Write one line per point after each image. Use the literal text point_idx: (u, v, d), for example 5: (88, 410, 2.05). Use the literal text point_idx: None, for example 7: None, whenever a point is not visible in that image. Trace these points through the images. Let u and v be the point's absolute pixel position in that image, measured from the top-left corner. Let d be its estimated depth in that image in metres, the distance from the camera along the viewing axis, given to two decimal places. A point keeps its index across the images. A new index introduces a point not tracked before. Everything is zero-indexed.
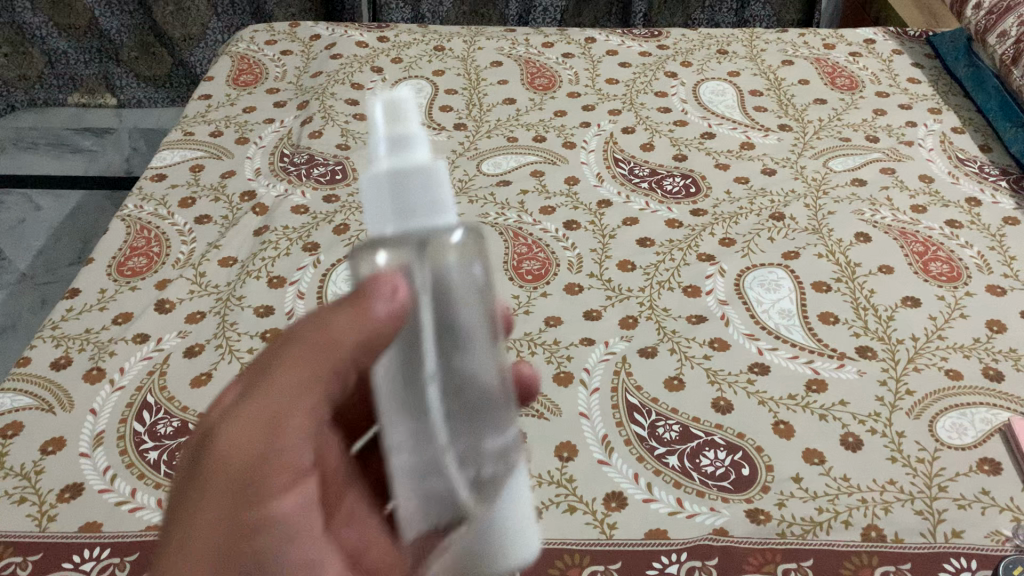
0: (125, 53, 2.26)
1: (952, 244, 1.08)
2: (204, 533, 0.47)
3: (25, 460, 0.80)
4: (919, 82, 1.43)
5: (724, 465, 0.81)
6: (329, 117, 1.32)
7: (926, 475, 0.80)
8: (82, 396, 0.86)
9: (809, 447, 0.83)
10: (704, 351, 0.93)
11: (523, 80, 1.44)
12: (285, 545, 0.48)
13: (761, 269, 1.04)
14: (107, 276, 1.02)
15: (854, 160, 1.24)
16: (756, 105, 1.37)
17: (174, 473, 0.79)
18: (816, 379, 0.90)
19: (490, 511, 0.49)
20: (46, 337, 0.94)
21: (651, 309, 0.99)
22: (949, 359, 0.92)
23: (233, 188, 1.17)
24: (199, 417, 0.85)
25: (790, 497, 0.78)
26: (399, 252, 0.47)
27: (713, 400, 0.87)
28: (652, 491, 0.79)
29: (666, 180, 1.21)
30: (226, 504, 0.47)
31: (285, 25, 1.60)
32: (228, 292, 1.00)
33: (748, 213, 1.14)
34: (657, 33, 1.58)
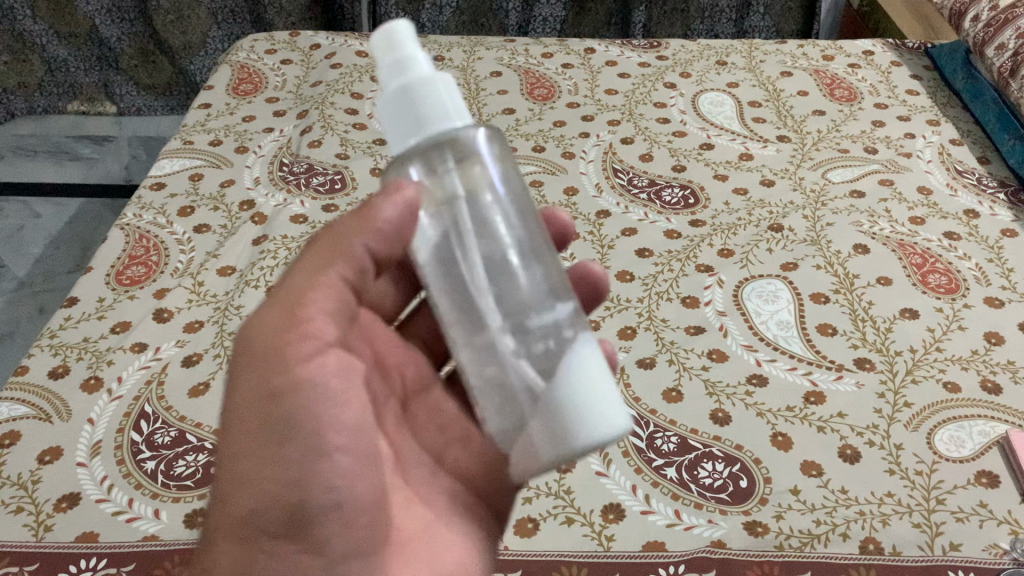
0: (126, 60, 2.27)
1: (950, 256, 1.08)
2: (243, 397, 0.56)
3: (22, 470, 0.80)
4: (917, 94, 1.44)
5: (722, 477, 0.81)
6: (329, 127, 1.32)
7: (923, 488, 0.80)
8: (80, 405, 0.86)
9: (806, 459, 0.83)
10: (702, 363, 0.93)
11: (522, 90, 1.44)
12: (314, 399, 0.55)
13: (760, 280, 1.04)
14: (105, 285, 1.02)
15: (853, 172, 1.24)
16: (755, 116, 1.37)
17: (171, 483, 0.79)
18: (814, 391, 0.90)
19: (551, 369, 0.54)
20: (44, 346, 0.94)
21: (650, 320, 0.99)
22: (947, 372, 0.92)
23: (232, 197, 1.17)
24: (196, 427, 0.85)
25: (787, 509, 0.78)
26: (428, 166, 0.57)
27: (712, 412, 0.87)
28: (650, 503, 0.79)
29: (665, 191, 1.21)
30: (255, 368, 0.56)
31: (285, 34, 1.60)
32: (226, 301, 1.00)
33: (747, 225, 1.14)
34: (657, 44, 1.59)
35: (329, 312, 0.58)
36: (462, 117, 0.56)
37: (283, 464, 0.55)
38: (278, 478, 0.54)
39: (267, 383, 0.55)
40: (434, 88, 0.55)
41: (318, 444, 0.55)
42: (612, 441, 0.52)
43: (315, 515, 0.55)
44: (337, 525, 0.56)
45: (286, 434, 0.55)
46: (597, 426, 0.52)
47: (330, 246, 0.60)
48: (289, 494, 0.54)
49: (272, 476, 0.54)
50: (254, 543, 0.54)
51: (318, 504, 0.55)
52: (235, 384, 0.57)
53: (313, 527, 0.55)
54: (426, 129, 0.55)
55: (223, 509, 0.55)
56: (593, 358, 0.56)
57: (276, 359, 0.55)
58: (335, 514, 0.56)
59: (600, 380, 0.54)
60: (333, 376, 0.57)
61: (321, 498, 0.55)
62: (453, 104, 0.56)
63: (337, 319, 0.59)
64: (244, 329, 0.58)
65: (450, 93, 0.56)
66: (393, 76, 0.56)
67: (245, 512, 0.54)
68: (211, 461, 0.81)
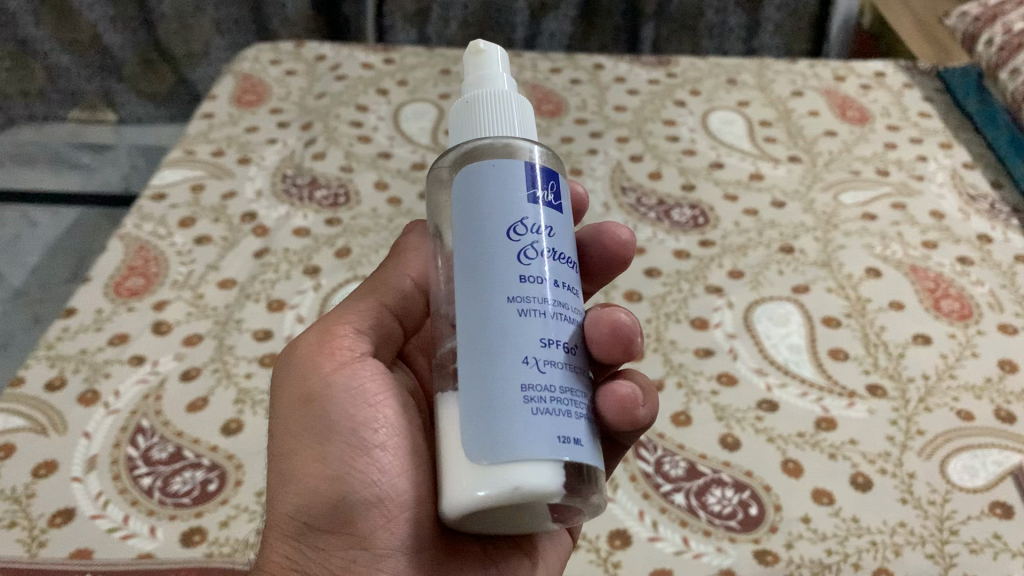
0: (128, 70, 2.26)
1: (964, 282, 1.07)
2: (287, 406, 0.60)
3: (16, 484, 0.78)
4: (929, 116, 1.43)
5: (731, 504, 0.79)
6: (333, 139, 1.31)
7: (937, 518, 0.78)
8: (76, 418, 0.85)
9: (817, 486, 0.81)
10: (711, 387, 0.91)
11: (530, 105, 1.43)
12: (350, 401, 0.58)
13: (771, 303, 1.03)
14: (103, 296, 1.00)
15: (864, 195, 1.23)
16: (765, 136, 1.36)
17: (168, 500, 0.77)
18: (825, 417, 0.88)
19: (490, 387, 0.46)
20: (40, 358, 0.92)
21: (658, 341, 0.97)
22: (960, 400, 0.90)
23: (234, 209, 1.16)
24: (194, 443, 0.83)
25: (798, 538, 0.76)
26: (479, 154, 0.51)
27: (721, 437, 0.85)
28: (658, 529, 0.77)
29: (674, 211, 1.19)
30: (296, 377, 0.60)
31: (290, 45, 1.59)
32: (226, 314, 0.98)
33: (757, 245, 1.13)
34: (666, 61, 1.57)
35: (369, 330, 0.63)
36: (527, 137, 0.52)
37: (324, 461, 0.57)
38: (317, 475, 0.57)
39: (304, 388, 0.59)
40: (503, 104, 0.53)
41: (356, 441, 0.57)
42: (532, 494, 0.43)
43: (355, 511, 0.56)
44: (378, 524, 0.56)
45: (324, 433, 0.58)
46: (516, 471, 0.43)
47: (376, 282, 0.65)
48: (329, 490, 0.56)
49: (316, 474, 0.57)
50: (301, 538, 0.57)
51: (359, 500, 0.56)
52: (278, 394, 0.61)
53: (356, 524, 0.56)
54: (481, 132, 0.52)
55: (274, 508, 0.58)
56: (496, 400, 0.45)
57: (312, 366, 0.60)
58: (376, 510, 0.56)
59: (489, 432, 0.44)
60: (367, 378, 0.59)
61: (363, 494, 0.56)
62: (519, 126, 0.52)
63: (375, 336, 0.63)
64: (292, 347, 0.64)
65: (521, 115, 0.53)
66: (471, 88, 0.54)
67: (291, 509, 0.57)
68: (210, 478, 0.79)
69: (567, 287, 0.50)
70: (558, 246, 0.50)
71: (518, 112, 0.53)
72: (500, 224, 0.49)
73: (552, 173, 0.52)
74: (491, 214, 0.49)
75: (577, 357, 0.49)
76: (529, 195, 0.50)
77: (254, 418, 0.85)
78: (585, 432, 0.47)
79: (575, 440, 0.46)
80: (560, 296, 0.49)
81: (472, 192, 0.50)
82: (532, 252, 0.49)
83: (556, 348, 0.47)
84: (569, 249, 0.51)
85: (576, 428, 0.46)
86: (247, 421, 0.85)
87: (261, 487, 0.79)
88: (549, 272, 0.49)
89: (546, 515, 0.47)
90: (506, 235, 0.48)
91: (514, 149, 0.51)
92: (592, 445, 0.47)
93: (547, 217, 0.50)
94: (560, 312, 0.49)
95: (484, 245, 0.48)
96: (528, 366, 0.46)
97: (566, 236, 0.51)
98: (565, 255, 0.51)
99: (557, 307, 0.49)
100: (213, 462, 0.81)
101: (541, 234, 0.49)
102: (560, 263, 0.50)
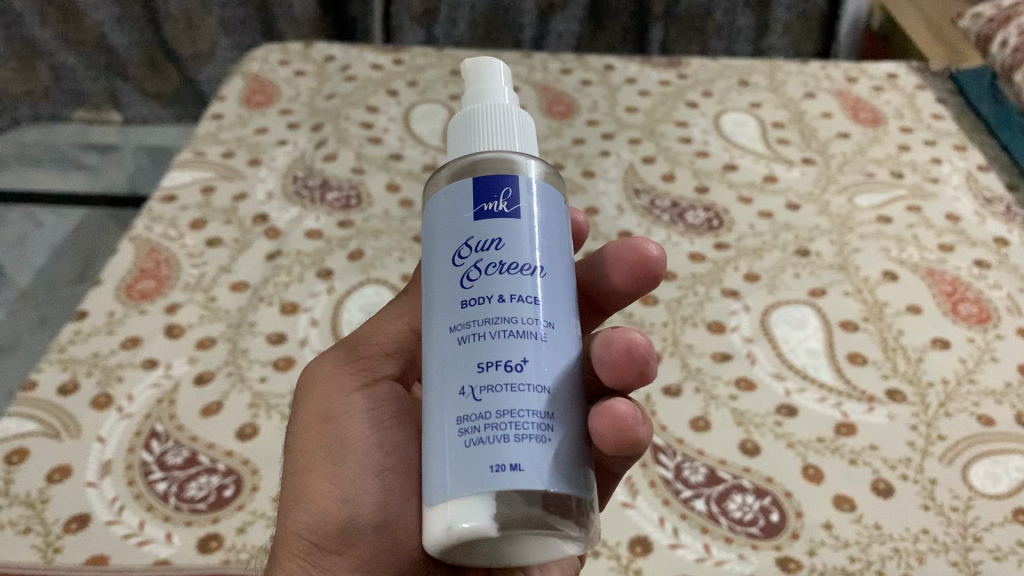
0: (134, 69, 2.24)
1: (981, 285, 1.06)
2: (305, 427, 0.61)
3: (30, 489, 0.77)
4: (942, 118, 1.42)
5: (753, 510, 0.78)
6: (344, 141, 1.30)
7: (960, 524, 0.77)
8: (89, 422, 0.84)
9: (838, 492, 0.80)
10: (730, 392, 0.90)
11: (540, 106, 1.42)
12: (366, 423, 0.59)
13: (787, 307, 1.02)
14: (115, 298, 1.00)
15: (879, 197, 1.22)
16: (778, 138, 1.35)
17: (184, 506, 0.76)
18: (845, 423, 0.87)
19: (437, 425, 0.46)
20: (52, 361, 0.91)
21: (674, 345, 0.96)
22: (981, 405, 0.89)
23: (245, 211, 1.15)
24: (209, 448, 0.82)
25: (821, 545, 0.75)
26: (472, 168, 0.50)
27: (741, 442, 0.84)
28: (679, 536, 0.76)
29: (688, 213, 1.19)
30: (317, 398, 0.62)
31: (298, 45, 1.58)
32: (239, 317, 0.97)
33: (772, 249, 1.12)
34: (677, 63, 1.56)
35: (393, 353, 0.64)
36: (525, 152, 0.51)
37: (335, 480, 0.57)
38: (329, 495, 0.56)
39: (324, 408, 0.60)
40: (501, 117, 0.52)
41: (368, 464, 0.57)
42: (454, 532, 0.43)
43: (361, 533, 0.55)
44: (382, 549, 0.56)
45: (338, 454, 0.58)
46: (443, 512, 0.44)
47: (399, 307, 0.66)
48: (338, 510, 0.56)
49: (327, 492, 0.56)
50: (307, 558, 0.55)
51: (366, 522, 0.56)
52: (298, 415, 0.62)
53: (361, 547, 0.55)
54: (477, 147, 0.51)
55: (282, 528, 0.57)
56: (439, 437, 0.46)
57: (333, 387, 0.61)
58: (382, 533, 0.56)
59: (431, 472, 0.46)
60: (384, 403, 0.61)
61: (370, 516, 0.56)
62: (518, 138, 0.51)
63: (397, 362, 0.64)
64: (313, 370, 0.65)
65: (522, 130, 0.52)
66: (468, 103, 0.53)
67: (298, 527, 0.56)
68: (225, 483, 0.78)
69: (529, 300, 0.47)
70: (512, 257, 0.47)
71: (519, 124, 0.52)
72: (449, 250, 0.49)
73: (512, 177, 0.49)
74: (442, 243, 0.49)
75: (543, 375, 0.46)
76: (477, 211, 0.48)
77: (269, 422, 0.85)
78: (536, 458, 0.44)
79: (512, 466, 0.43)
80: (514, 310, 0.46)
81: (435, 222, 0.51)
82: (476, 271, 0.47)
83: (503, 369, 0.45)
84: (535, 256, 0.48)
85: (518, 453, 0.44)
86: (262, 426, 0.84)
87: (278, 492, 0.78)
88: (496, 287, 0.47)
89: (521, 549, 0.45)
90: (453, 260, 0.48)
91: (506, 162, 0.50)
92: (548, 468, 0.44)
93: (497, 228, 0.48)
94: (512, 328, 0.46)
95: (439, 279, 0.49)
96: (465, 396, 0.45)
97: (527, 241, 0.48)
98: (523, 263, 0.47)
99: (506, 323, 0.46)
100: (228, 467, 0.80)
101: (488, 249, 0.47)
102: (513, 274, 0.47)
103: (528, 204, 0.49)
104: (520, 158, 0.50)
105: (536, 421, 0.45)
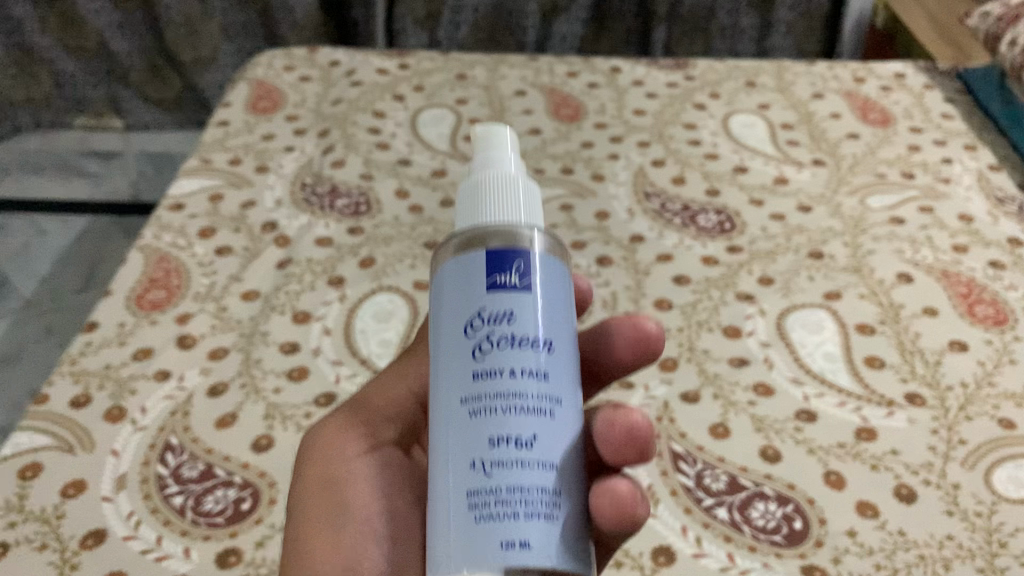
0: (135, 75, 2.23)
1: (997, 286, 1.05)
2: (305, 489, 0.59)
3: (45, 504, 0.76)
4: (952, 118, 1.41)
5: (775, 518, 0.77)
6: (352, 146, 1.29)
7: (985, 530, 0.76)
8: (102, 435, 0.83)
9: (861, 499, 0.79)
10: (748, 398, 0.89)
11: (548, 110, 1.41)
12: (366, 489, 0.59)
13: (803, 310, 1.02)
14: (125, 309, 0.99)
15: (891, 199, 1.22)
16: (787, 140, 1.35)
17: (202, 520, 0.75)
18: (865, 428, 0.86)
19: (441, 499, 0.44)
20: (64, 373, 0.90)
21: (690, 350, 0.95)
22: (1002, 408, 0.88)
23: (254, 219, 1.14)
24: (225, 461, 0.81)
25: (845, 552, 0.74)
26: (478, 238, 0.48)
27: (761, 449, 0.84)
28: (702, 545, 0.75)
29: (700, 216, 1.18)
30: (316, 462, 0.61)
31: (303, 50, 1.57)
32: (252, 327, 0.97)
33: (786, 251, 1.11)
34: (683, 64, 1.56)
35: (392, 419, 0.64)
36: (532, 223, 0.49)
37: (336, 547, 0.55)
38: (329, 560, 0.54)
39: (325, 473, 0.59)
40: (508, 187, 0.49)
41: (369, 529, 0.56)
42: None
43: None
44: None
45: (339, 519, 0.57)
46: None
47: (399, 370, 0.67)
48: None
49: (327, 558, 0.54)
50: None
51: None
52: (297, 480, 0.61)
53: None
54: (484, 216, 0.49)
55: None
56: (445, 512, 0.44)
57: (333, 451, 0.61)
58: None
59: (436, 547, 0.44)
60: (384, 470, 0.61)
61: None
62: (524, 210, 0.49)
63: (397, 428, 0.64)
64: (311, 434, 0.64)
65: (528, 196, 0.50)
66: (476, 170, 0.51)
67: None
68: (242, 496, 0.78)
69: (540, 375, 0.45)
70: (523, 330, 0.46)
71: (528, 195, 0.50)
72: (460, 320, 0.47)
73: (523, 248, 0.48)
74: (451, 311, 0.47)
75: (553, 453, 0.45)
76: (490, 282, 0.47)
77: (285, 433, 0.84)
78: (545, 540, 0.42)
79: (522, 547, 0.42)
80: (526, 385, 0.45)
81: (443, 290, 0.48)
82: (488, 345, 0.46)
83: (512, 446, 0.44)
84: (544, 330, 0.47)
85: (528, 534, 0.42)
86: (278, 437, 0.83)
87: None
88: (508, 362, 0.45)
89: None
90: (464, 331, 0.46)
91: (513, 233, 0.48)
92: (556, 549, 0.43)
93: (508, 301, 0.46)
94: (523, 404, 0.44)
95: (448, 348, 0.47)
96: (475, 471, 0.44)
97: (537, 315, 0.47)
98: (533, 338, 0.46)
99: (518, 399, 0.44)
100: (245, 480, 0.79)
101: (499, 322, 0.46)
102: (525, 348, 0.46)
103: (538, 278, 0.47)
104: (527, 231, 0.48)
105: (544, 497, 0.43)
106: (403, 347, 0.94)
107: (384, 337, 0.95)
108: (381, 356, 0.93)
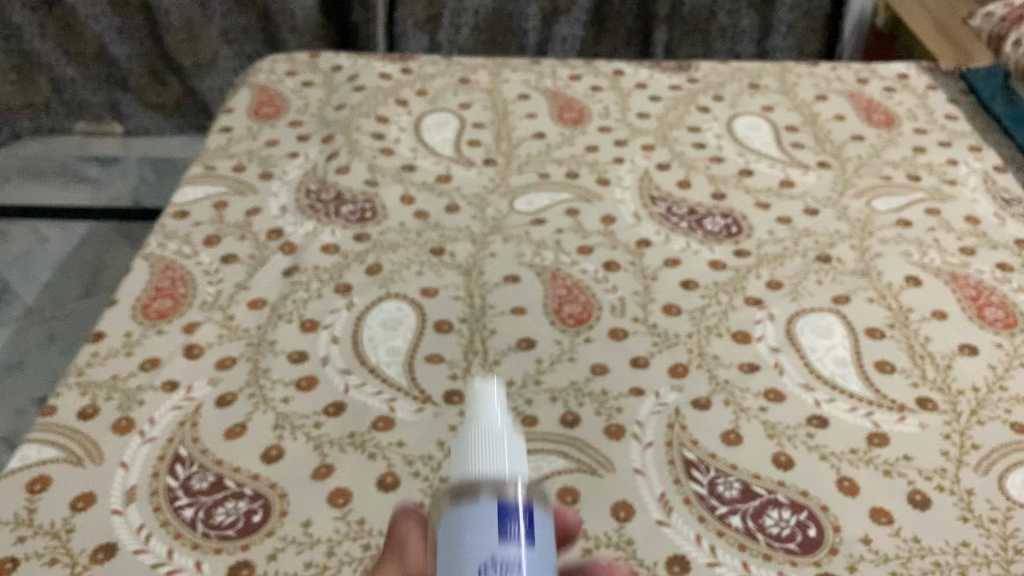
0: (134, 80, 2.21)
1: (1005, 288, 1.05)
2: None
3: (54, 518, 0.75)
4: (956, 118, 1.41)
5: (790, 525, 0.77)
6: (356, 152, 1.29)
7: (1000, 536, 0.76)
8: (111, 447, 0.82)
9: (875, 505, 0.78)
10: (759, 403, 0.89)
11: (552, 114, 1.41)
12: None
13: (812, 314, 1.01)
14: (132, 319, 0.98)
15: (897, 201, 1.21)
16: (792, 142, 1.34)
17: (213, 533, 0.75)
18: (877, 433, 0.86)
19: None
20: (71, 384, 0.90)
21: (700, 356, 0.95)
22: (1013, 412, 0.88)
23: (259, 226, 1.14)
24: (234, 472, 0.80)
25: (860, 560, 0.74)
26: (468, 491, 0.45)
27: (774, 456, 0.83)
28: (717, 554, 0.74)
29: (706, 220, 1.17)
30: None
31: (305, 55, 1.56)
32: (259, 336, 0.96)
33: (793, 255, 1.11)
34: (686, 67, 1.55)
35: None
36: (519, 474, 0.46)
37: None
38: None
39: None
40: (497, 439, 0.47)
41: None
42: None
43: None
44: None
45: None
46: None
47: None
48: None
49: None
50: None
51: None
52: None
53: None
54: (473, 468, 0.46)
55: None
56: None
57: None
58: None
59: None
60: None
61: None
62: (510, 462, 0.46)
63: None
64: None
65: (515, 449, 0.47)
66: (463, 421, 0.48)
67: None
68: (253, 508, 0.77)
69: None
70: None
71: (515, 449, 0.47)
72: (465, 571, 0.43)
73: (520, 495, 0.45)
74: (452, 563, 0.43)
75: None
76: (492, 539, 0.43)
77: (295, 443, 0.83)
78: None
79: None
80: None
81: (440, 545, 0.45)
82: None
83: None
84: None
85: None
86: (288, 447, 0.83)
87: (308, 517, 0.76)
88: None
89: None
90: None
91: (503, 485, 0.45)
92: None
93: (514, 550, 0.43)
94: None
95: None
96: None
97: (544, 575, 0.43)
98: None
99: None
100: (256, 491, 0.79)
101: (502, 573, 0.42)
102: None
103: (542, 532, 0.45)
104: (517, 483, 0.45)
105: None
106: (412, 355, 0.94)
107: (392, 344, 0.95)
108: (390, 365, 0.92)
